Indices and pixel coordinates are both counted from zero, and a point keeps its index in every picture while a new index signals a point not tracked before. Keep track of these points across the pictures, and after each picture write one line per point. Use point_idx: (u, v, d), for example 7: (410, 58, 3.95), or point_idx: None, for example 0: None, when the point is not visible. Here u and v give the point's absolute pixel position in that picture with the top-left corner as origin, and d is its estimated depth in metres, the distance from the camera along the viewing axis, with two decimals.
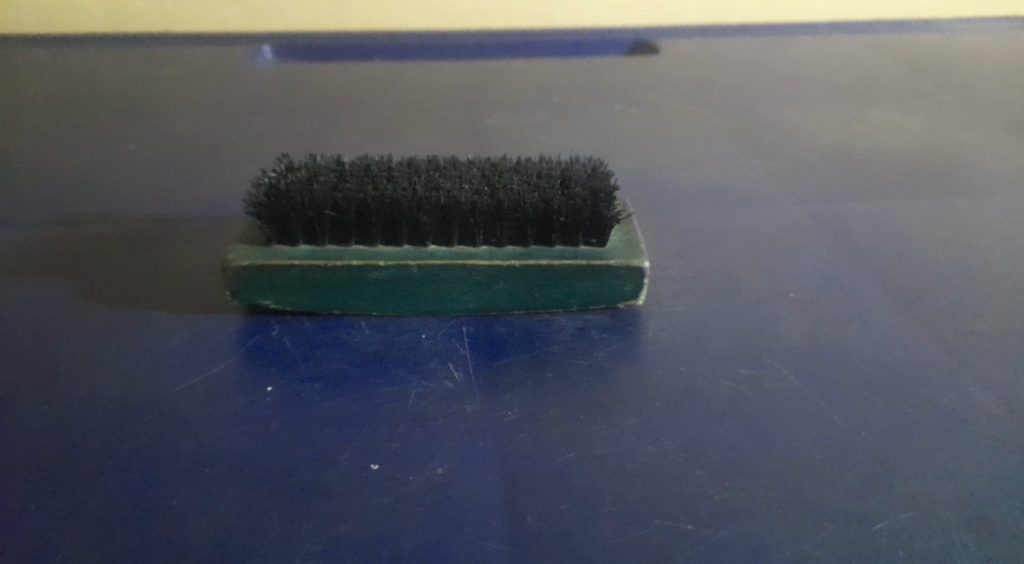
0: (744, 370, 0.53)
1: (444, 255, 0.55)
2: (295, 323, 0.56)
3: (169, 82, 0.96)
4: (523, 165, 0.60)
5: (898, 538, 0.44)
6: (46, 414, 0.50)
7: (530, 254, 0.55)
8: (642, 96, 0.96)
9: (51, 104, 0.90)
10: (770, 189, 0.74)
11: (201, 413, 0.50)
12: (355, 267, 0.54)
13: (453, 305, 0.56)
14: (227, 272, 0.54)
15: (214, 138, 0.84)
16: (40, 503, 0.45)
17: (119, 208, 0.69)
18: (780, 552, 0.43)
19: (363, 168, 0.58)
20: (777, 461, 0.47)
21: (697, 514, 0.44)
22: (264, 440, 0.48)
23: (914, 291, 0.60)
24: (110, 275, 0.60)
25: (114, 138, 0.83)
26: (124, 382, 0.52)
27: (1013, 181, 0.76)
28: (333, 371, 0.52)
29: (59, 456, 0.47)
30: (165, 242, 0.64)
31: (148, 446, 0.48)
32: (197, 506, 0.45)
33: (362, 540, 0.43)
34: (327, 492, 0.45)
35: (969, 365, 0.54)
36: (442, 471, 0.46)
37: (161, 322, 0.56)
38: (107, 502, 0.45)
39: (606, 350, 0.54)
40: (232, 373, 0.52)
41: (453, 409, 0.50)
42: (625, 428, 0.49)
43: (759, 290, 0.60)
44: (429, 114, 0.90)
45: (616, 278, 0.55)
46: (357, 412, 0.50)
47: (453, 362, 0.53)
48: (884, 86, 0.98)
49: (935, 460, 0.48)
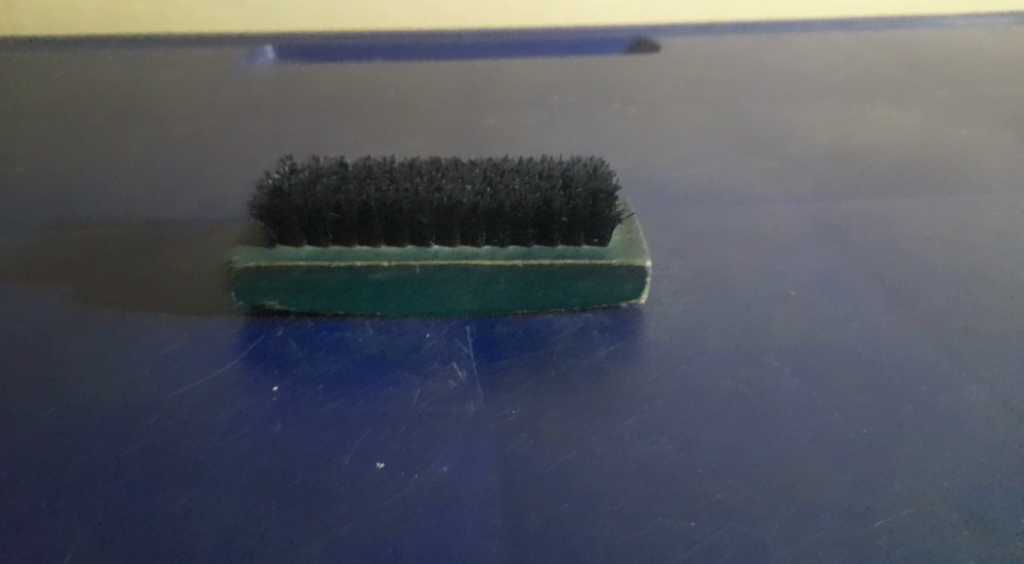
0: (799, 378, 0.63)
1: (539, 261, 0.65)
2: (417, 327, 0.67)
3: (255, 88, 1.06)
4: (602, 176, 0.68)
5: (909, 535, 0.54)
6: (194, 410, 0.61)
7: (608, 260, 0.65)
8: (636, 94, 1.04)
9: (171, 113, 1.00)
10: (774, 192, 0.83)
11: (315, 412, 0.61)
12: (461, 270, 0.65)
13: (547, 305, 0.67)
14: (331, 274, 0.65)
15: (322, 141, 0.94)
16: (194, 488, 0.56)
17: (242, 220, 0.80)
18: (798, 546, 0.53)
19: (450, 175, 0.68)
20: (791, 466, 0.57)
21: (752, 510, 0.55)
22: (378, 433, 0.59)
23: (912, 294, 0.70)
24: (217, 284, 0.70)
25: (211, 145, 0.93)
26: (247, 386, 0.62)
27: (1021, 188, 0.83)
28: (418, 372, 0.63)
29: (194, 453, 0.58)
30: (268, 246, 0.74)
31: (281, 440, 0.59)
32: (325, 495, 0.56)
33: (457, 521, 0.55)
34: (453, 496, 0.56)
35: (951, 366, 0.64)
36: (544, 468, 0.57)
37: (310, 330, 0.66)
38: (250, 488, 0.56)
39: (633, 357, 0.64)
40: (344, 375, 0.63)
41: (549, 403, 0.61)
42: (695, 418, 0.60)
43: (776, 303, 0.69)
44: (484, 114, 0.99)
45: (683, 283, 0.65)
46: (443, 412, 0.60)
47: (549, 356, 0.64)
48: (880, 83, 1.05)
49: (926, 458, 0.58)
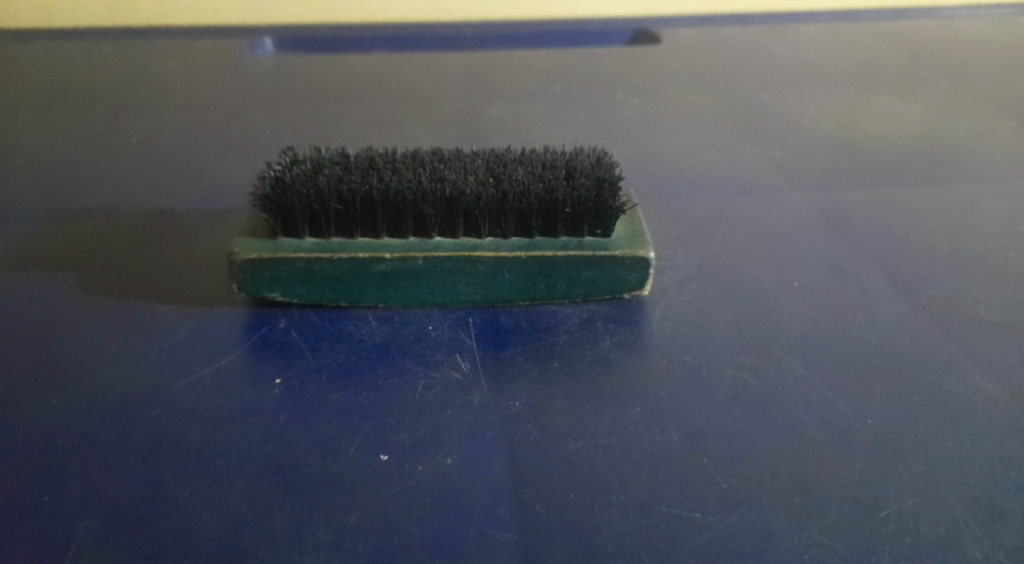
0: (749, 357, 0.53)
1: (450, 246, 0.55)
2: (301, 315, 0.56)
3: (160, 75, 0.96)
4: (528, 157, 0.60)
5: (904, 524, 0.44)
6: (53, 410, 0.49)
7: (535, 246, 0.55)
8: (643, 85, 0.96)
9: (48, 100, 0.90)
10: (773, 177, 0.75)
11: (207, 406, 0.50)
12: (360, 259, 0.55)
13: (460, 296, 0.56)
14: (232, 264, 0.54)
15: (218, 131, 0.84)
16: (50, 495, 0.45)
17: (116, 204, 0.69)
18: (786, 538, 0.43)
19: (368, 160, 0.59)
20: (782, 449, 0.48)
21: (702, 500, 0.45)
22: (271, 432, 0.48)
23: (910, 278, 0.60)
24: (108, 272, 0.60)
25: (104, 134, 0.83)
26: (128, 378, 0.51)
27: (999, 167, 0.76)
28: (340, 362, 0.53)
29: (63, 451, 0.47)
30: (163, 237, 0.64)
31: (155, 440, 0.48)
32: (207, 497, 0.45)
33: (373, 529, 0.43)
34: (336, 482, 0.45)
35: (968, 352, 0.54)
36: (450, 460, 0.47)
37: (164, 318, 0.56)
38: (116, 494, 0.45)
39: (610, 339, 0.54)
40: (238, 366, 0.52)
41: (459, 400, 0.50)
42: (631, 415, 0.49)
43: (763, 277, 0.60)
44: (438, 105, 0.90)
45: (619, 269, 0.56)
46: (363, 404, 0.50)
47: (459, 352, 0.53)
48: (884, 73, 0.98)
49: (938, 447, 0.48)
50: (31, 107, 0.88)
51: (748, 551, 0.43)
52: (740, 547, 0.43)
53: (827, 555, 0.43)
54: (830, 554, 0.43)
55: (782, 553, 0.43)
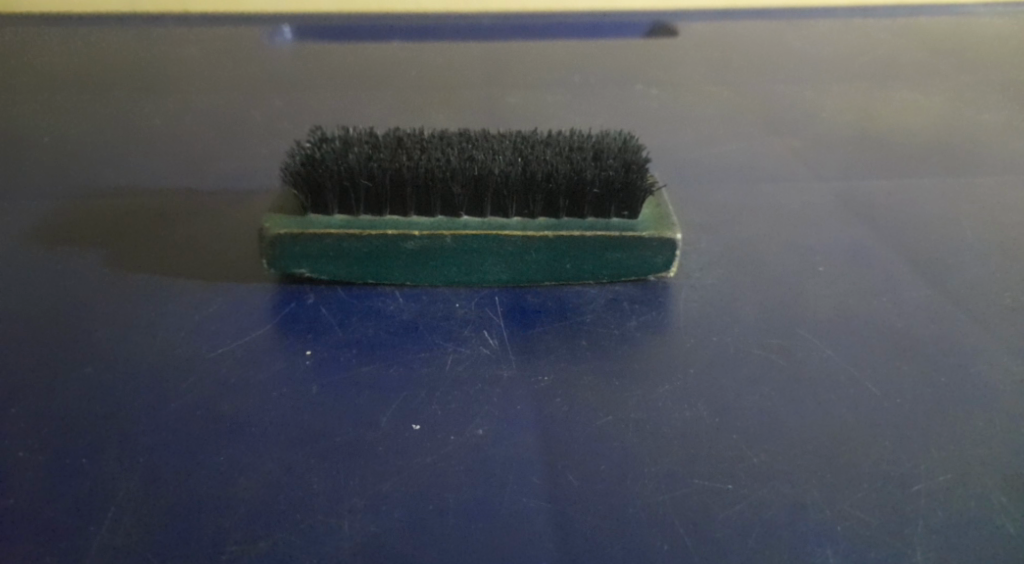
0: (775, 339, 0.54)
1: (477, 225, 0.56)
2: (328, 292, 0.56)
3: (183, 59, 0.96)
4: (555, 139, 0.60)
5: (935, 499, 0.44)
6: (89, 378, 0.50)
7: (562, 226, 0.56)
8: (663, 77, 0.96)
9: (71, 82, 0.90)
10: (794, 167, 0.75)
11: (240, 376, 0.50)
12: (388, 236, 0.55)
13: (486, 275, 0.56)
14: (262, 240, 0.55)
15: (240, 114, 0.85)
16: (88, 459, 0.46)
17: (141, 183, 0.70)
18: (818, 511, 0.44)
19: (396, 140, 0.60)
20: (811, 428, 0.48)
21: (734, 473, 0.45)
22: (303, 402, 0.49)
23: (937, 265, 0.61)
24: (139, 247, 0.60)
25: (127, 117, 0.83)
26: (161, 349, 0.52)
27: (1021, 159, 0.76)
28: (369, 337, 0.53)
29: (100, 417, 0.48)
30: (191, 215, 0.64)
31: (190, 408, 0.48)
32: (243, 463, 0.45)
33: (408, 495, 0.44)
34: (370, 451, 0.46)
35: (996, 336, 0.54)
36: (481, 431, 0.47)
37: (195, 292, 0.56)
38: (153, 458, 0.46)
39: (637, 319, 0.55)
40: (270, 339, 0.53)
41: (488, 374, 0.51)
42: (660, 391, 0.50)
43: (786, 262, 0.61)
44: (458, 94, 0.91)
45: (645, 251, 0.56)
46: (394, 377, 0.50)
47: (487, 330, 0.54)
48: (902, 67, 0.98)
49: (968, 427, 0.48)
50: (55, 89, 0.88)
51: (781, 523, 0.43)
52: (772, 518, 0.43)
53: (860, 528, 0.43)
54: (862, 526, 0.43)
55: (814, 525, 0.43)
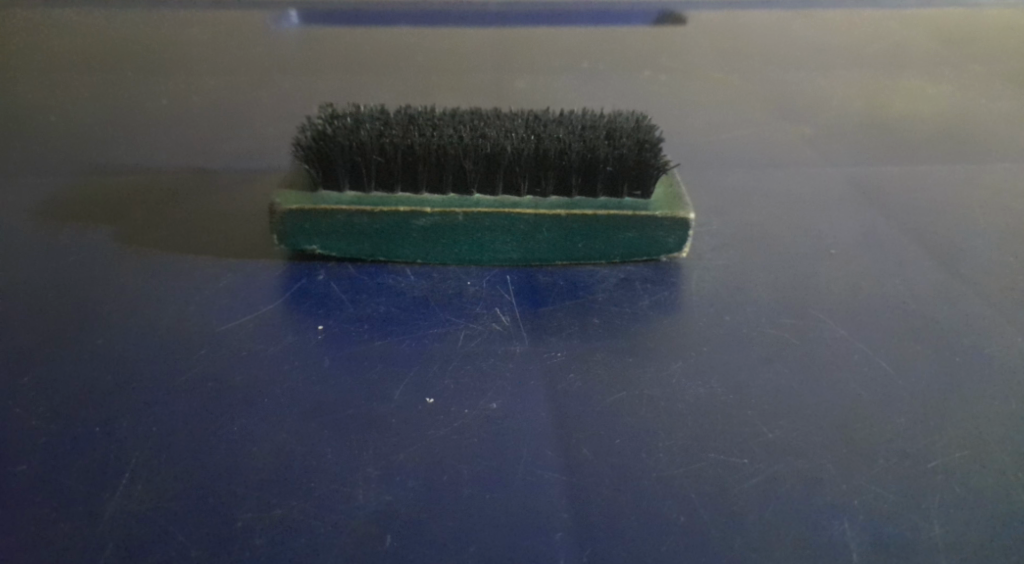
0: (788, 320, 0.53)
1: (489, 203, 0.55)
2: (339, 269, 0.56)
3: (190, 42, 0.96)
4: (567, 118, 0.60)
5: (951, 475, 0.44)
6: (100, 351, 0.50)
7: (575, 204, 0.55)
8: (671, 64, 0.95)
9: (78, 64, 0.90)
10: (804, 153, 0.75)
11: (251, 350, 0.50)
12: (401, 213, 0.55)
13: (498, 254, 0.56)
14: (274, 216, 0.55)
15: (248, 97, 0.84)
16: (100, 429, 0.45)
17: (150, 162, 0.69)
18: (833, 486, 0.44)
19: (407, 118, 0.59)
20: (825, 406, 0.48)
21: (748, 449, 0.45)
22: (315, 376, 0.49)
23: (949, 249, 0.60)
24: (148, 224, 0.60)
25: (134, 99, 0.83)
26: (172, 323, 0.52)
27: None
28: (380, 313, 0.53)
29: (111, 389, 0.48)
30: (200, 193, 0.64)
31: (202, 381, 0.48)
32: (255, 435, 0.45)
33: (422, 467, 0.44)
34: (383, 424, 0.46)
35: (1009, 318, 0.54)
36: (494, 406, 0.47)
37: (205, 268, 0.56)
38: (165, 428, 0.46)
39: (649, 298, 0.55)
40: (281, 314, 0.53)
41: (501, 351, 0.50)
42: (673, 370, 0.49)
43: (798, 244, 0.60)
44: (465, 78, 0.90)
45: (658, 230, 0.56)
46: (406, 352, 0.50)
47: (499, 307, 0.54)
48: (912, 56, 0.97)
49: (982, 405, 0.48)
50: (62, 71, 0.88)
51: (795, 498, 0.43)
52: (786, 493, 0.43)
53: (875, 503, 0.43)
54: (878, 502, 0.43)
55: (830, 500, 0.43)
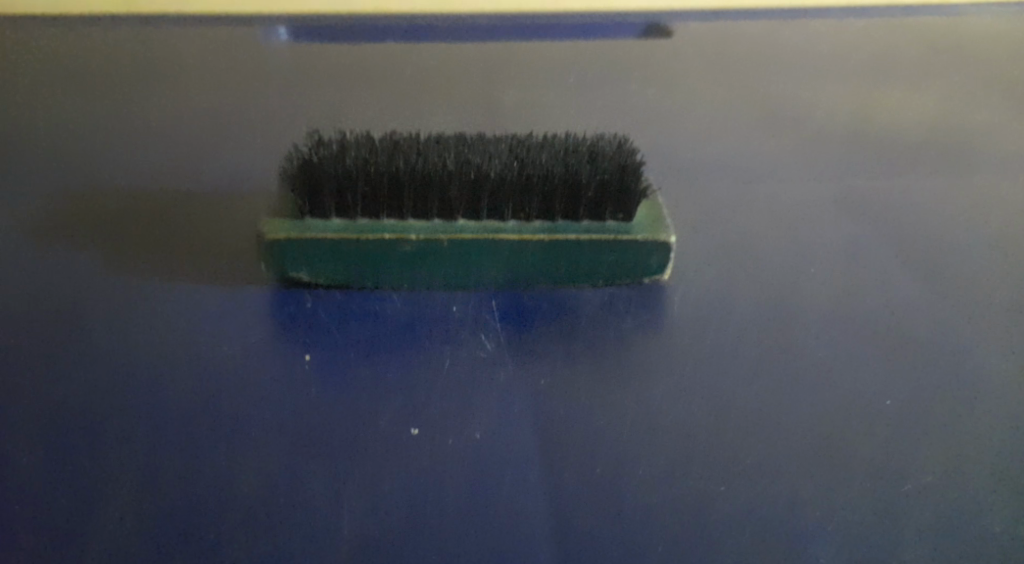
0: (770, 340, 0.54)
1: (474, 229, 0.56)
2: (327, 295, 0.57)
3: (179, 60, 0.96)
4: (550, 143, 0.61)
5: (925, 497, 0.45)
6: (88, 380, 0.50)
7: (558, 229, 0.56)
8: (658, 77, 0.96)
9: (68, 84, 0.90)
10: (788, 167, 0.75)
11: (239, 378, 0.51)
12: (386, 240, 0.55)
13: (483, 279, 0.57)
14: (261, 244, 0.55)
15: (236, 115, 0.85)
16: (89, 460, 0.46)
17: (138, 184, 0.70)
18: (811, 509, 0.44)
19: (393, 144, 0.60)
20: (805, 428, 0.48)
21: (728, 472, 0.46)
22: (302, 404, 0.49)
23: (928, 265, 0.61)
24: (137, 249, 0.61)
25: (123, 119, 0.83)
26: (159, 351, 0.52)
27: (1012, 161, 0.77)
28: (367, 339, 0.54)
29: (100, 419, 0.48)
30: (189, 217, 0.64)
31: (189, 410, 0.49)
32: (243, 464, 0.46)
33: (407, 496, 0.44)
34: (369, 452, 0.46)
35: (985, 337, 0.55)
36: (479, 431, 0.48)
37: (193, 294, 0.57)
38: (153, 458, 0.46)
39: (632, 321, 0.56)
40: (269, 341, 0.53)
41: (485, 377, 0.51)
42: (655, 392, 0.50)
43: (780, 262, 0.61)
44: (452, 95, 0.91)
45: (641, 254, 0.57)
46: (392, 379, 0.51)
47: (484, 332, 0.55)
48: (896, 67, 0.98)
49: (957, 425, 0.49)
50: (51, 91, 0.88)
51: (774, 521, 0.44)
52: (765, 516, 0.44)
53: (850, 526, 0.44)
54: (853, 524, 0.44)
55: (807, 523, 0.44)
